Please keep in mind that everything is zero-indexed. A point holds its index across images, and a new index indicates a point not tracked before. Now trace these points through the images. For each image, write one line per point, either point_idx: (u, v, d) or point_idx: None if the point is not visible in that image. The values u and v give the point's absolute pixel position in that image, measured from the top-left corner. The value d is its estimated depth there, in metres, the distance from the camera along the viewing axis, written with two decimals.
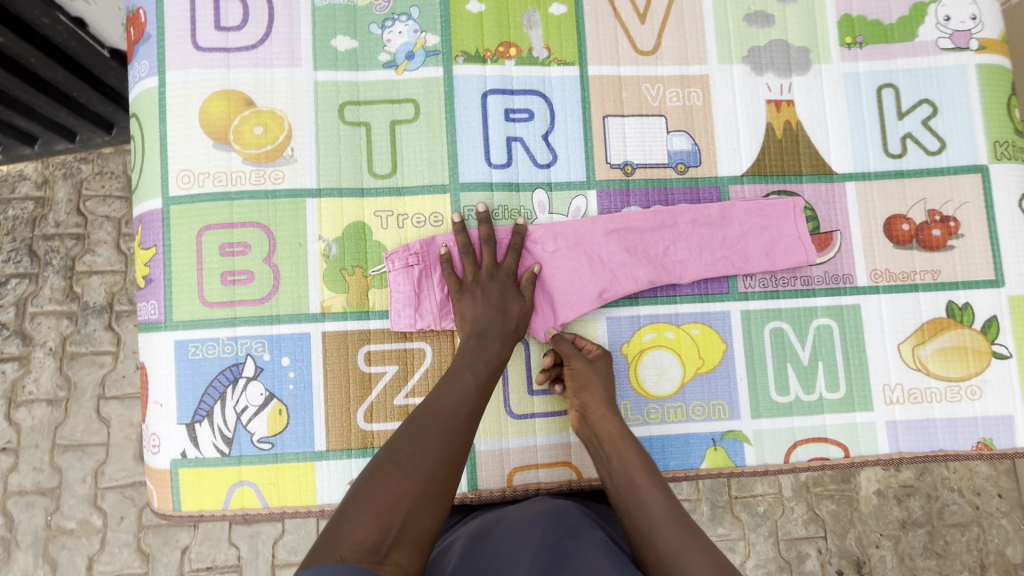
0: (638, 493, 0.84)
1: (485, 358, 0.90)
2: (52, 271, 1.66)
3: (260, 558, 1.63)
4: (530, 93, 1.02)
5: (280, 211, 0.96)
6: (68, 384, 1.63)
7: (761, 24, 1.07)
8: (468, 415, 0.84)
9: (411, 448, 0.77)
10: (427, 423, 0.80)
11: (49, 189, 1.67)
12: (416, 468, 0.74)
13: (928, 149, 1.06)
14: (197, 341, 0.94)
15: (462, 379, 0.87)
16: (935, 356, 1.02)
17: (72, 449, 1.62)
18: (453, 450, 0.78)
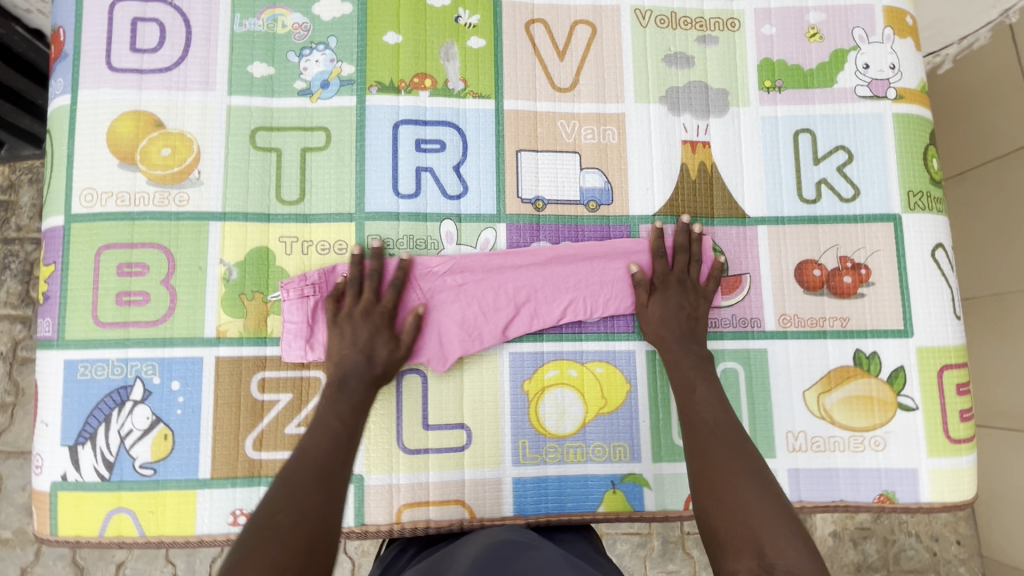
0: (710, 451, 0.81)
1: (346, 406, 0.86)
2: (10, 276, 1.66)
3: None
4: (444, 124, 1.02)
5: (182, 233, 0.96)
6: (16, 390, 1.65)
7: (681, 65, 1.08)
8: (342, 461, 0.80)
9: (288, 507, 0.71)
10: (300, 478, 0.75)
11: (14, 193, 1.67)
12: (296, 524, 0.69)
13: (842, 196, 1.05)
14: (88, 361, 0.93)
15: (331, 427, 0.84)
16: (840, 405, 1.00)
17: (13, 457, 1.64)
18: (331, 500, 0.74)
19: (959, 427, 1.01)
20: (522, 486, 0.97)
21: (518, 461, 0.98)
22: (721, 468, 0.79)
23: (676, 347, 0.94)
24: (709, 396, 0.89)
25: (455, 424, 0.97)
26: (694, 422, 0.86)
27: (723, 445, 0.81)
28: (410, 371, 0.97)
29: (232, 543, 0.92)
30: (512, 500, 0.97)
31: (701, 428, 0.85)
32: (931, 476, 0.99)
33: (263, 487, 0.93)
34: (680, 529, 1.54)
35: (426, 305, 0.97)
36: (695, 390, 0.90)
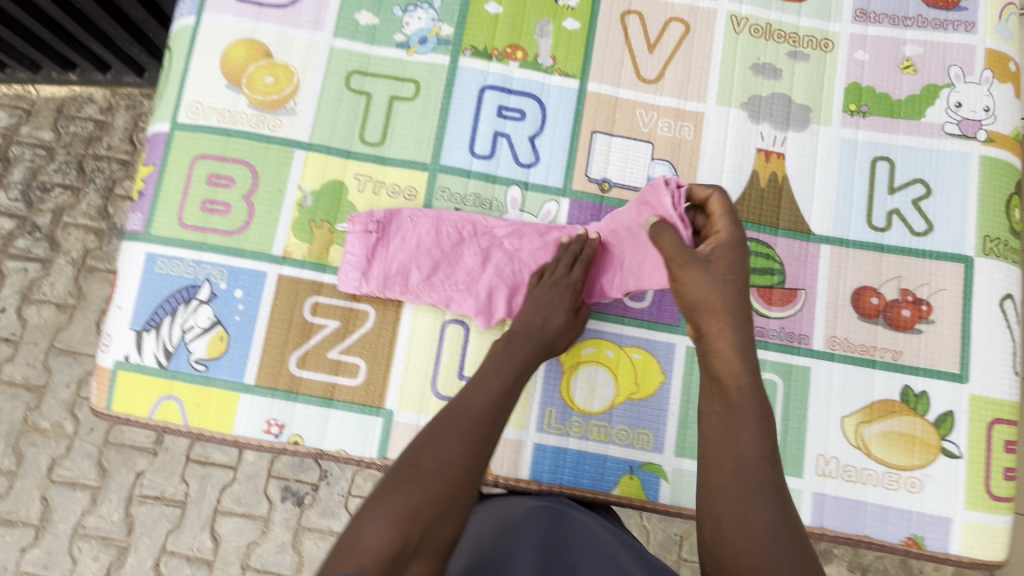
0: (750, 500, 0.73)
1: (512, 361, 0.89)
2: (92, 188, 1.91)
3: (205, 501, 1.75)
4: (528, 96, 1.06)
5: (269, 155, 1.03)
6: (78, 293, 1.85)
7: (767, 76, 1.09)
8: (494, 422, 0.81)
9: (432, 452, 0.75)
10: (449, 431, 0.77)
11: (111, 114, 1.94)
12: (428, 482, 0.72)
13: (913, 229, 1.04)
14: (166, 257, 1.01)
15: (487, 389, 0.84)
16: (878, 438, 0.98)
17: (64, 353, 1.83)
18: (473, 454, 0.76)
19: (1002, 484, 0.97)
20: (541, 452, 0.99)
21: (542, 428, 0.99)
22: (758, 533, 0.71)
23: (726, 330, 0.79)
24: (760, 430, 0.77)
25: None
26: (726, 461, 0.76)
27: (767, 495, 0.73)
28: (453, 321, 1.00)
29: (263, 450, 0.97)
30: (530, 465, 0.99)
31: (742, 470, 0.74)
32: (964, 529, 0.96)
33: (299, 404, 0.97)
34: (677, 553, 1.51)
35: (482, 263, 1.00)
36: (747, 421, 0.77)
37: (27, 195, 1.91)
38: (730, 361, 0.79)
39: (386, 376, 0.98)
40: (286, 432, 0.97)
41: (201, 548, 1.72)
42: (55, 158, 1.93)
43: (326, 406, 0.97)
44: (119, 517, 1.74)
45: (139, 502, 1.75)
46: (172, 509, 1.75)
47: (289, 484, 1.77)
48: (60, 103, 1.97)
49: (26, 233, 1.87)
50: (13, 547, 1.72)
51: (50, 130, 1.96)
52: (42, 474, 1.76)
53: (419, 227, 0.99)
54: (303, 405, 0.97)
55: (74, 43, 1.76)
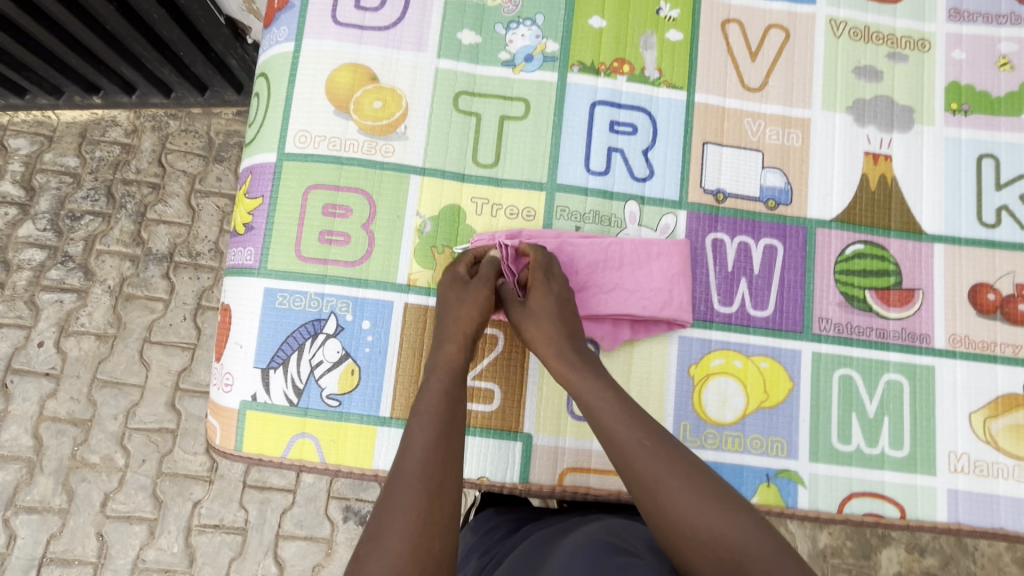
0: (658, 485, 0.73)
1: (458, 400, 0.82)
2: (124, 215, 1.86)
3: (266, 526, 1.73)
4: (637, 109, 1.06)
5: (385, 182, 1.01)
6: (118, 322, 1.80)
7: (869, 79, 1.10)
8: (439, 454, 0.75)
9: (381, 528, 0.68)
10: (392, 493, 0.71)
11: (137, 138, 1.89)
12: (383, 562, 0.65)
13: (1023, 224, 1.06)
14: (286, 291, 0.99)
15: (416, 436, 0.77)
16: (1006, 432, 1.01)
17: (109, 386, 1.77)
18: (430, 515, 0.69)
19: None
20: None
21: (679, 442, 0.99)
22: (711, 515, 0.70)
23: (563, 360, 0.86)
24: (624, 413, 0.79)
25: None
26: (625, 454, 0.76)
27: (665, 477, 0.73)
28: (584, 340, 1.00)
29: None
30: None
31: (634, 456, 0.75)
32: None
33: None
34: None
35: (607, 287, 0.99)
36: (609, 408, 0.80)
37: (55, 224, 1.86)
38: (594, 396, 0.82)
39: (520, 400, 0.97)
40: None
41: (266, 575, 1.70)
42: (82, 185, 1.87)
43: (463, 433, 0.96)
44: (179, 549, 1.71)
45: (199, 531, 1.72)
46: (233, 536, 1.72)
47: (351, 504, 1.74)
48: (83, 128, 1.91)
49: (59, 264, 1.81)
50: None
51: (75, 156, 1.90)
52: (95, 510, 1.71)
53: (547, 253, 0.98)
54: None
55: (101, 66, 1.71)
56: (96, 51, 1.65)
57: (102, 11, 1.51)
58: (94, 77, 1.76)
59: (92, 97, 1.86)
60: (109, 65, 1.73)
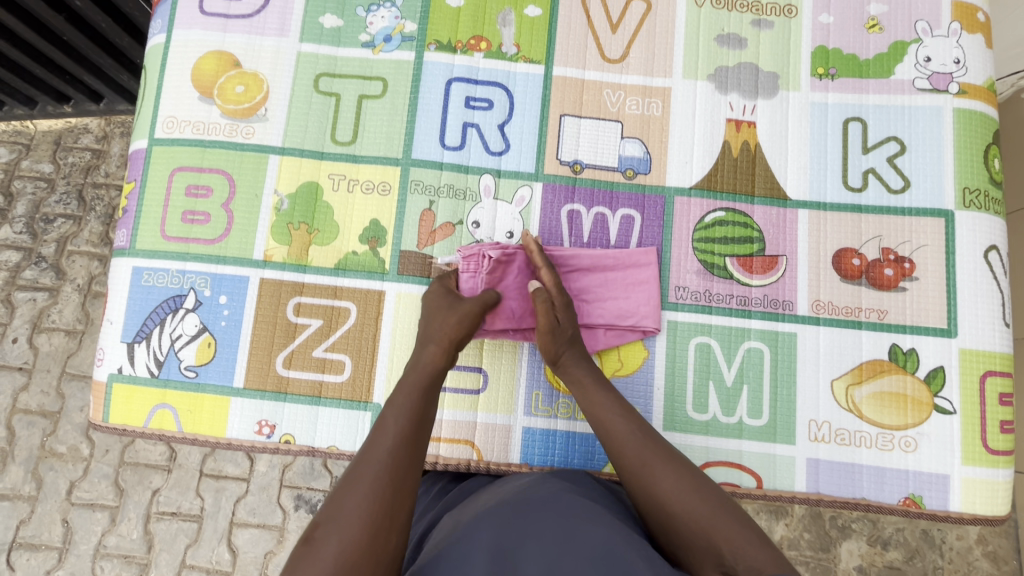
0: (653, 471, 0.79)
1: (413, 384, 0.84)
2: (94, 216, 1.80)
3: (220, 514, 1.66)
4: (494, 85, 1.07)
5: (245, 163, 1.05)
6: (86, 318, 1.75)
7: (732, 46, 1.09)
8: (401, 457, 0.75)
9: (330, 520, 0.68)
10: (349, 481, 0.72)
11: (107, 142, 1.83)
12: (336, 544, 0.65)
13: (891, 186, 1.03)
14: (151, 269, 1.03)
15: (388, 427, 0.78)
16: (870, 399, 0.98)
17: (77, 379, 1.73)
18: (375, 504, 0.69)
19: (999, 438, 0.96)
20: (530, 436, 0.99)
21: (530, 412, 1.00)
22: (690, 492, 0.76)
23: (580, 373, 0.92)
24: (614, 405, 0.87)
25: (474, 367, 1.01)
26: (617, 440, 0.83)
27: (662, 462, 0.79)
28: None
29: (256, 449, 0.99)
30: (520, 449, 0.99)
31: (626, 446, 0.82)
32: (963, 485, 0.95)
33: (288, 403, 0.99)
34: None
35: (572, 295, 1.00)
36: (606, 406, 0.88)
37: (31, 226, 1.80)
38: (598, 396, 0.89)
39: (372, 370, 1.00)
40: (277, 431, 0.99)
41: (219, 562, 1.63)
42: (56, 189, 1.81)
43: (314, 404, 1.00)
44: (138, 535, 1.65)
45: (157, 518, 1.65)
46: (190, 523, 1.66)
47: (302, 493, 1.67)
48: (58, 136, 1.84)
49: (32, 264, 1.76)
50: (36, 572, 1.63)
51: (51, 162, 1.84)
52: (61, 498, 1.67)
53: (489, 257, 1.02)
54: (292, 404, 0.99)
55: (66, 75, 1.65)
56: (57, 61, 1.59)
57: (52, 21, 1.44)
58: (62, 86, 1.70)
59: (64, 105, 1.79)
60: (72, 74, 1.66)
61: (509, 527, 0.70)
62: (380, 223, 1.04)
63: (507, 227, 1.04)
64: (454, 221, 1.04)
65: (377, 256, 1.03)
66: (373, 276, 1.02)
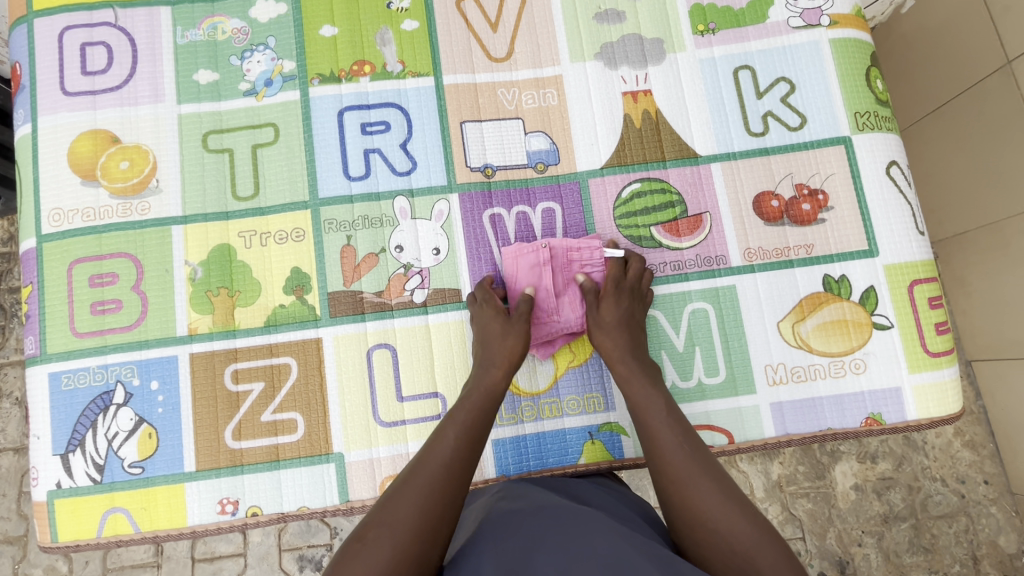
0: (686, 482, 0.77)
1: (475, 392, 0.88)
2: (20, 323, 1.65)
3: None
4: (387, 106, 1.05)
5: (147, 240, 1.00)
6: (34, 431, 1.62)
7: (613, 21, 1.10)
8: (461, 471, 0.78)
9: (382, 522, 0.70)
10: (406, 487, 0.74)
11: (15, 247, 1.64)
12: (388, 544, 0.68)
13: (789, 125, 1.06)
14: (70, 371, 0.97)
15: (445, 439, 0.81)
16: (815, 332, 1.00)
17: None
18: (432, 509, 0.72)
19: (937, 340, 1.00)
20: (501, 447, 0.98)
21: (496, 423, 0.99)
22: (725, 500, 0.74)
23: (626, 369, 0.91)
24: (656, 408, 0.86)
25: (429, 393, 0.98)
26: (657, 450, 0.81)
27: (699, 472, 0.77)
28: (379, 346, 0.99)
29: (224, 531, 0.95)
30: (494, 463, 0.98)
31: (664, 452, 0.81)
32: (916, 393, 0.99)
33: (247, 474, 0.95)
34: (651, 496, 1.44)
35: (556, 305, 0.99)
36: (646, 408, 0.86)
37: None
38: (643, 398, 0.87)
39: (326, 421, 0.97)
40: (242, 506, 0.95)
41: None
42: None
43: (275, 468, 0.96)
44: None
45: None
46: None
47: (304, 553, 1.60)
48: None
49: None
50: None
51: None
52: None
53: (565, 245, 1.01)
54: (251, 474, 0.95)
55: None
56: None
57: None
58: None
59: None
60: None
61: (518, 544, 0.66)
62: (302, 270, 1.01)
63: (433, 245, 1.02)
64: (377, 251, 1.01)
65: (306, 304, 1.00)
66: (307, 325, 0.99)
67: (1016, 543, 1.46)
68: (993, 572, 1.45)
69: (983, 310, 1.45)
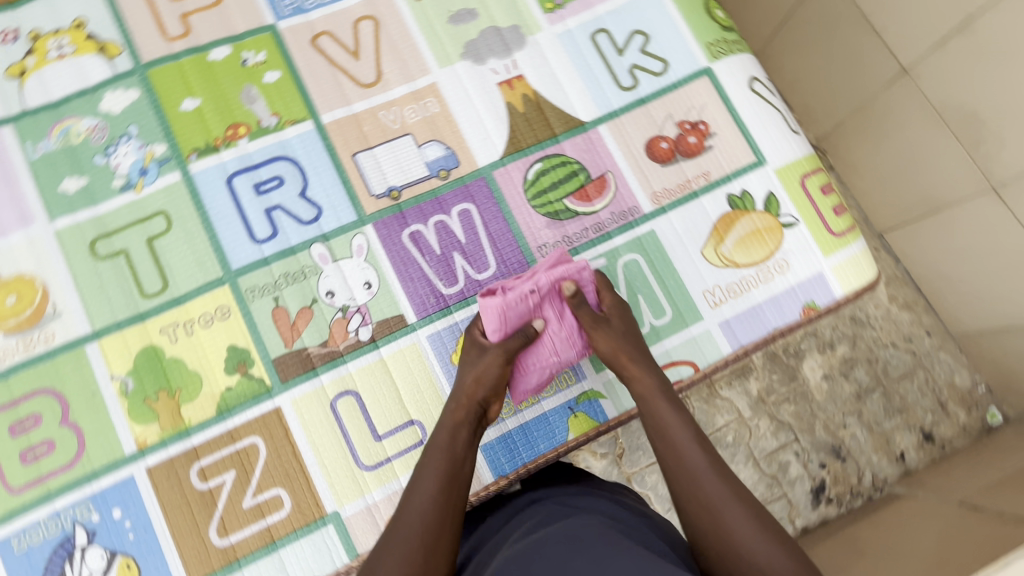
0: (698, 479, 0.76)
1: (447, 424, 0.87)
2: None
3: None
4: (274, 161, 1.04)
5: (62, 368, 0.94)
6: None
7: (467, 20, 1.13)
8: (442, 513, 0.76)
9: None
10: (388, 540, 0.74)
11: None
12: None
13: (656, 71, 1.13)
14: (17, 531, 0.89)
15: (421, 483, 0.80)
16: (736, 248, 1.07)
17: None
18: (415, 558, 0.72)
19: (838, 221, 1.10)
20: (491, 450, 0.99)
21: None
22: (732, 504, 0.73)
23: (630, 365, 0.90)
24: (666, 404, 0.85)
25: (405, 423, 0.97)
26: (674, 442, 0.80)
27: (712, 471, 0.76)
28: (341, 395, 0.97)
29: None
30: (488, 467, 0.98)
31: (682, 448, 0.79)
32: (836, 272, 1.07)
33: (245, 568, 0.91)
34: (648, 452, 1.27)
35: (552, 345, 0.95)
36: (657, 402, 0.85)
37: None
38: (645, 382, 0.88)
39: (310, 486, 0.94)
40: None
41: None
42: None
43: (272, 551, 0.92)
44: None
45: None
46: None
47: None
48: None
49: None
50: None
51: None
52: None
53: (546, 270, 0.93)
54: (249, 566, 0.91)
55: None
56: None
57: None
58: None
59: None
60: None
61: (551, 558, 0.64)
62: (238, 345, 0.97)
63: (363, 280, 1.01)
64: (309, 303, 1.00)
65: (254, 378, 0.96)
66: (261, 399, 0.96)
67: (970, 378, 1.45)
68: (960, 411, 1.43)
69: (877, 186, 1.47)
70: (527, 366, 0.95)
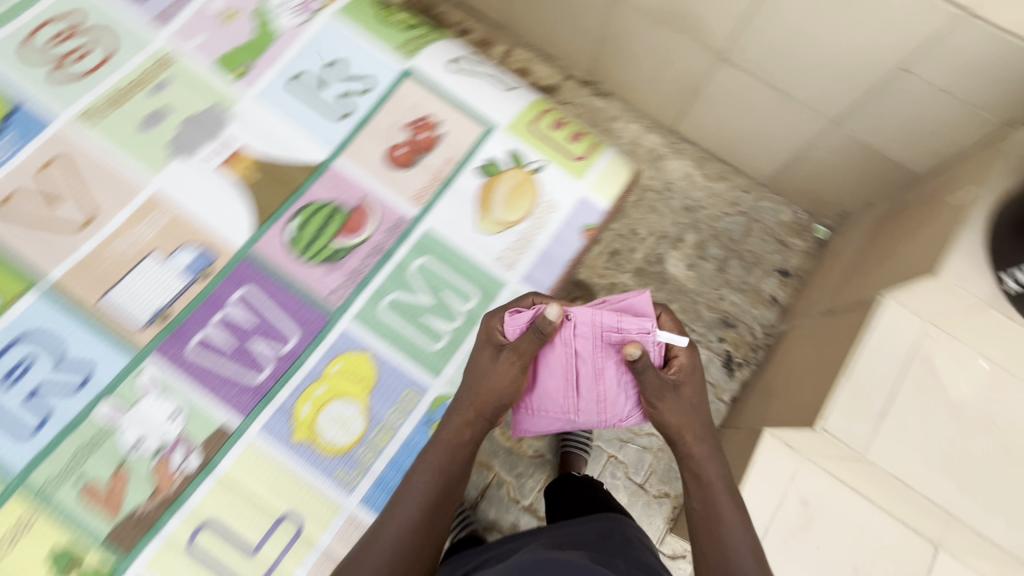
0: (708, 477, 0.97)
1: (460, 439, 0.96)
2: None
3: None
4: (13, 345, 0.95)
5: None
6: None
7: (159, 121, 1.10)
8: (418, 543, 0.89)
9: None
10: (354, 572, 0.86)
11: None
12: None
13: (363, 90, 1.17)
14: None
15: (402, 514, 0.90)
16: (503, 211, 1.14)
17: None
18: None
19: (576, 147, 1.20)
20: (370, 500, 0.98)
21: (350, 488, 0.98)
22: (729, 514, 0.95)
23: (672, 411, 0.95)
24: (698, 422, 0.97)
25: (274, 522, 0.94)
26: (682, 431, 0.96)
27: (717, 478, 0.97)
28: (194, 533, 0.91)
29: None
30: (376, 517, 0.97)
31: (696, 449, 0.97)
32: (594, 190, 1.18)
33: None
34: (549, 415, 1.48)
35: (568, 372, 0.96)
36: (674, 419, 0.96)
37: None
38: (679, 414, 0.95)
39: None
40: None
41: None
42: None
43: None
44: None
45: None
46: None
47: None
48: None
49: None
50: None
51: None
52: None
53: (613, 312, 0.93)
54: None
55: None
56: None
57: None
58: None
59: None
60: None
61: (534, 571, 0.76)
62: (59, 546, 0.88)
63: (166, 412, 0.96)
64: (119, 464, 0.93)
65: (90, 569, 0.88)
66: None
67: (792, 211, 1.60)
68: (796, 241, 1.59)
69: (635, 74, 1.53)
70: (536, 410, 1.02)
